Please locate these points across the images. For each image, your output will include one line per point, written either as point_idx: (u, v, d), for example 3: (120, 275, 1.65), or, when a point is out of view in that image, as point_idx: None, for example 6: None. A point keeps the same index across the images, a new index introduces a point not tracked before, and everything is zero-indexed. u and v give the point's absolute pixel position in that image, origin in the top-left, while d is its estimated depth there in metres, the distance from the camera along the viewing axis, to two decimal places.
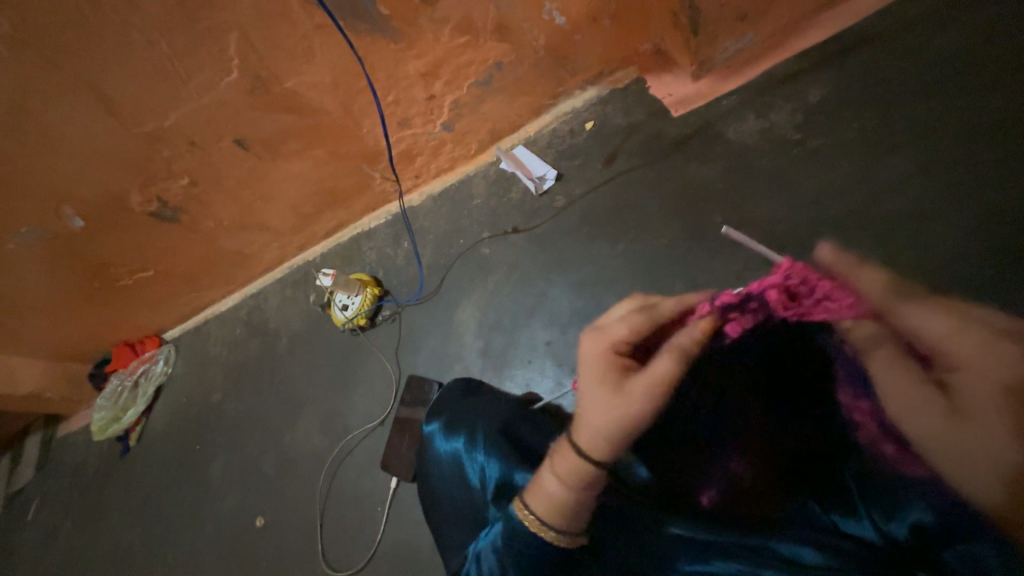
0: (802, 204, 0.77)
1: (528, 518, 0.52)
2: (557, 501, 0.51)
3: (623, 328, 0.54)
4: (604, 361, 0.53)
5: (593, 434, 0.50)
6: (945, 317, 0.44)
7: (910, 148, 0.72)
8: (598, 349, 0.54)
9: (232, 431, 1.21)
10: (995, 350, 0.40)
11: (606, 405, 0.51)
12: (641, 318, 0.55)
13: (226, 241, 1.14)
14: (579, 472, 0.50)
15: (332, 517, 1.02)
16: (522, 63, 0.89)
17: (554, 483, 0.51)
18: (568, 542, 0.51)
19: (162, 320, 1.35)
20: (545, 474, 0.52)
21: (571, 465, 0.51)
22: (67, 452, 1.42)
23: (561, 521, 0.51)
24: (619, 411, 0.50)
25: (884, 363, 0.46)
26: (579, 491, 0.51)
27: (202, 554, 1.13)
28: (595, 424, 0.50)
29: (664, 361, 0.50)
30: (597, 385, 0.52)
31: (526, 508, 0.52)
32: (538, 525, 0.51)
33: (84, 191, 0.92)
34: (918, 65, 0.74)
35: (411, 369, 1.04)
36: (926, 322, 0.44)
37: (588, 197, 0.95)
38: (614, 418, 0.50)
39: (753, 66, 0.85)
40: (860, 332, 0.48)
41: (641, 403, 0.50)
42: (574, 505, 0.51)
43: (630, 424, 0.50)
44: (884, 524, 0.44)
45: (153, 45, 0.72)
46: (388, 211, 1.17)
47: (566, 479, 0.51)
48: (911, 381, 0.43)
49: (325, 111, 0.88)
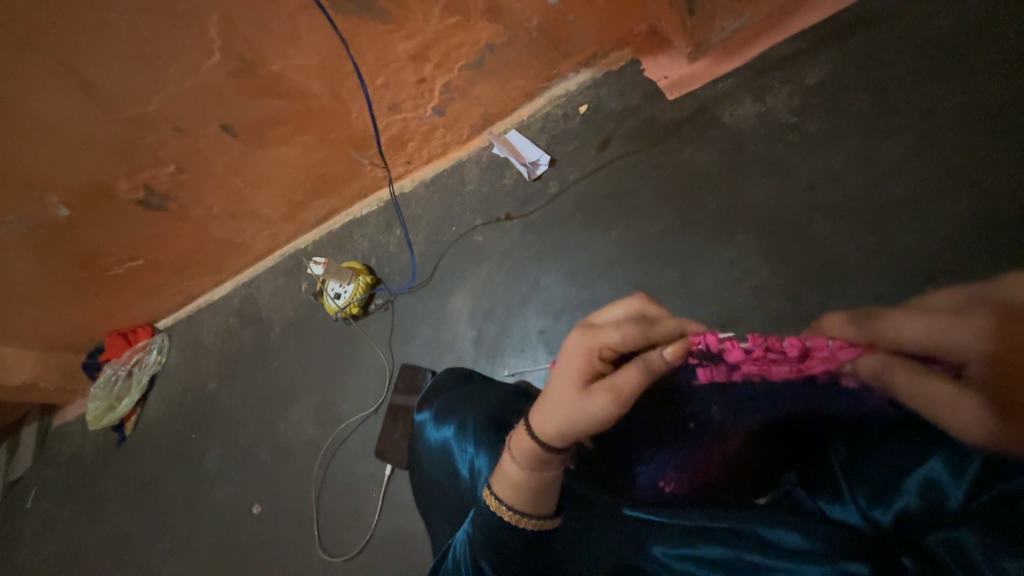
0: (797, 190, 0.76)
1: (491, 500, 0.53)
2: (516, 482, 0.52)
3: (615, 335, 0.49)
4: (583, 363, 0.51)
5: (552, 425, 0.50)
6: (919, 315, 0.42)
7: (907, 131, 0.71)
8: (583, 346, 0.51)
9: (227, 419, 1.21)
10: (964, 321, 0.38)
11: (569, 403, 0.50)
12: (637, 327, 0.49)
13: (216, 229, 1.12)
14: (533, 456, 0.51)
15: (326, 504, 1.03)
16: (514, 44, 0.86)
17: (512, 465, 0.53)
18: (530, 524, 0.51)
19: (154, 309, 1.34)
20: (505, 457, 0.54)
21: (526, 447, 0.52)
22: (64, 441, 1.43)
23: (519, 501, 0.52)
24: (576, 410, 0.49)
25: (910, 390, 0.41)
26: (536, 472, 0.52)
27: (199, 541, 1.14)
28: (552, 415, 0.51)
29: (630, 373, 0.48)
30: (564, 382, 0.51)
31: (491, 492, 0.54)
32: (500, 506, 0.52)
33: (69, 179, 0.90)
34: (918, 46, 0.72)
35: (404, 358, 1.03)
36: (905, 329, 0.42)
37: (581, 183, 0.93)
38: (570, 415, 0.49)
39: (751, 46, 0.83)
40: (865, 364, 0.45)
41: (599, 410, 0.48)
42: (531, 487, 0.51)
43: (587, 425, 0.49)
44: (869, 510, 0.43)
45: (133, 26, 0.70)
46: (380, 197, 1.15)
47: (522, 460, 0.52)
48: (939, 393, 0.39)
49: (313, 95, 0.86)
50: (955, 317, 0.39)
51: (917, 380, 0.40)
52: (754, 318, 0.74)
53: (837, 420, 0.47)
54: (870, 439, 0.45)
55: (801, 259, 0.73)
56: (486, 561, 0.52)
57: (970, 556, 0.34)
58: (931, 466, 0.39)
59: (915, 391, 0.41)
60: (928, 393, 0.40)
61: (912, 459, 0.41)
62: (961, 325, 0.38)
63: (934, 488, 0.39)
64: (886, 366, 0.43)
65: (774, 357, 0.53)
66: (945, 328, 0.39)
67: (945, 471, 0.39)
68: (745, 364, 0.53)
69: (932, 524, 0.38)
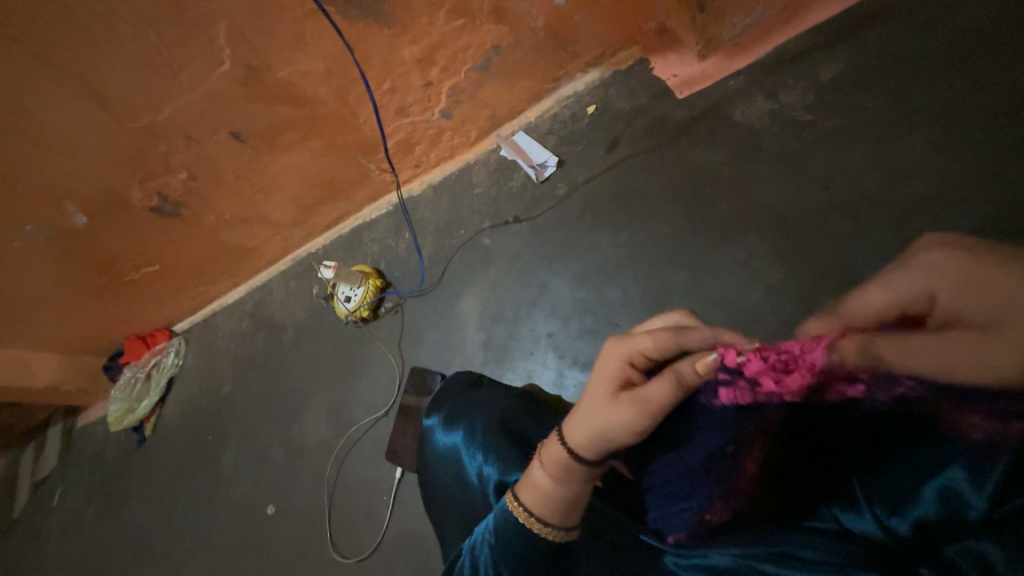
0: (812, 189, 0.74)
1: (517, 508, 0.52)
2: (544, 492, 0.52)
3: (647, 341, 0.49)
4: (616, 371, 0.50)
5: (583, 434, 0.50)
6: (876, 288, 0.43)
7: (929, 127, 0.68)
8: (616, 352, 0.50)
9: (241, 421, 1.23)
10: (923, 267, 0.39)
11: (600, 413, 0.49)
12: (669, 334, 0.48)
13: (229, 235, 1.14)
14: (564, 465, 0.51)
15: (339, 505, 1.04)
16: (521, 45, 0.85)
17: (540, 472, 0.52)
18: (558, 535, 0.51)
19: (171, 313, 1.37)
20: (534, 465, 0.53)
21: (556, 455, 0.52)
22: (87, 441, 1.47)
23: (547, 512, 0.51)
24: (607, 420, 0.49)
25: (902, 355, 0.39)
26: (565, 483, 0.51)
27: (216, 541, 1.16)
28: (583, 425, 0.50)
29: (660, 385, 0.46)
30: (596, 389, 0.51)
31: (517, 499, 0.53)
32: (526, 515, 0.52)
33: (85, 188, 0.92)
34: (939, 37, 0.70)
35: (414, 361, 1.04)
36: (867, 301, 0.43)
37: (590, 185, 0.92)
38: (599, 423, 0.49)
39: (762, 43, 0.81)
40: (848, 351, 0.41)
41: (628, 419, 0.48)
42: (559, 497, 0.51)
43: (617, 436, 0.49)
44: (886, 519, 0.41)
45: (143, 37, 0.70)
46: (389, 201, 1.15)
47: (551, 469, 0.52)
48: (930, 345, 0.37)
49: (320, 101, 0.86)
50: (905, 279, 0.40)
51: (900, 342, 0.39)
52: (767, 321, 0.72)
53: (861, 432, 0.43)
54: (886, 447, 0.42)
55: (817, 260, 0.71)
56: (506, 566, 0.52)
57: (990, 564, 0.33)
58: (951, 473, 0.37)
59: (907, 356, 0.38)
60: (925, 347, 0.38)
61: (933, 471, 0.38)
62: (917, 272, 0.40)
63: (953, 496, 0.37)
64: (867, 344, 0.41)
65: (788, 364, 0.44)
66: (903, 284, 0.40)
67: (965, 481, 0.36)
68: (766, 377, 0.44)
69: (951, 533, 0.37)
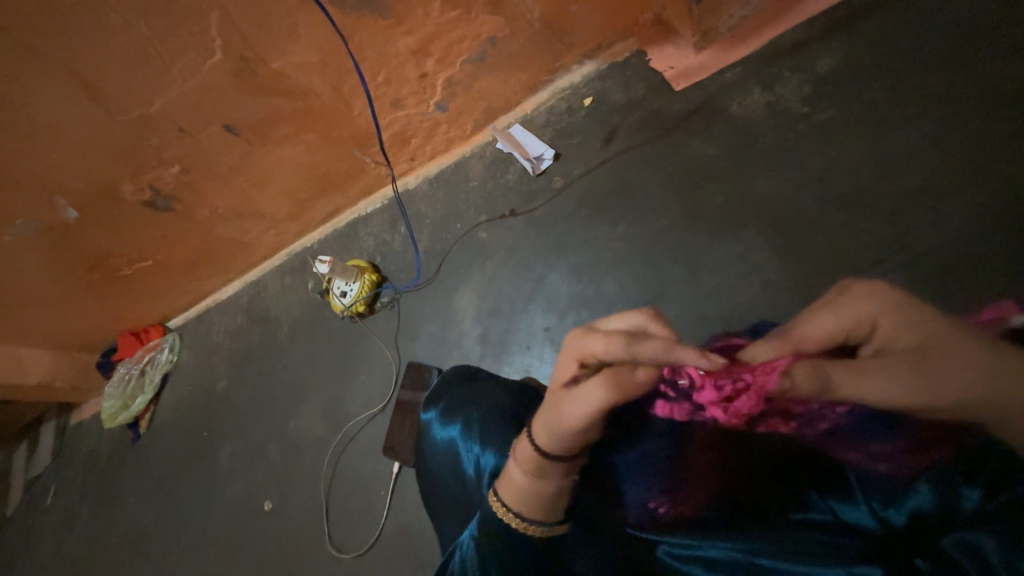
0: (808, 181, 0.74)
1: (497, 505, 0.53)
2: (520, 489, 0.51)
3: (598, 344, 0.46)
4: (568, 368, 0.49)
5: (536, 427, 0.51)
6: (822, 312, 0.41)
7: (925, 118, 0.68)
8: (570, 350, 0.49)
9: (237, 417, 1.23)
10: (867, 299, 0.40)
11: (547, 407, 0.49)
12: (621, 338, 0.45)
13: (222, 229, 1.13)
14: (537, 462, 0.50)
15: (336, 501, 1.04)
16: (516, 37, 0.85)
17: (517, 471, 0.51)
18: (537, 532, 0.50)
19: (165, 309, 1.36)
20: (511, 464, 0.52)
21: (525, 452, 0.51)
22: (81, 438, 1.46)
23: (524, 508, 0.51)
24: (550, 417, 0.48)
25: (855, 383, 0.38)
26: (542, 479, 0.50)
27: (212, 538, 1.16)
28: (538, 416, 0.51)
29: (592, 392, 0.44)
30: (554, 382, 0.51)
31: (497, 496, 0.53)
32: (508, 514, 0.51)
33: (76, 183, 0.91)
34: (936, 28, 0.70)
35: (410, 356, 1.03)
36: (818, 322, 0.41)
37: (586, 178, 0.92)
38: (546, 418, 0.49)
39: (759, 34, 0.81)
40: (802, 374, 0.38)
41: (566, 421, 0.47)
42: (535, 494, 0.50)
43: (558, 434, 0.48)
44: (881, 510, 0.41)
45: (133, 26, 0.69)
46: (384, 195, 1.15)
47: (526, 467, 0.51)
48: (889, 374, 0.37)
49: (315, 93, 0.85)
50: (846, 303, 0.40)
51: (859, 371, 0.38)
52: (764, 313, 0.72)
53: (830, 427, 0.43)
54: (865, 441, 0.41)
55: (814, 253, 0.71)
56: (493, 565, 0.51)
57: (985, 554, 0.33)
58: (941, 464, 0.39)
59: (865, 388, 0.38)
60: (876, 377, 0.37)
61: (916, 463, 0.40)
62: (852, 305, 0.40)
63: (944, 485, 0.39)
64: (821, 369, 0.38)
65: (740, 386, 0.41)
66: (845, 313, 0.40)
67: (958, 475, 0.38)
68: (708, 399, 0.43)
69: (945, 524, 0.38)
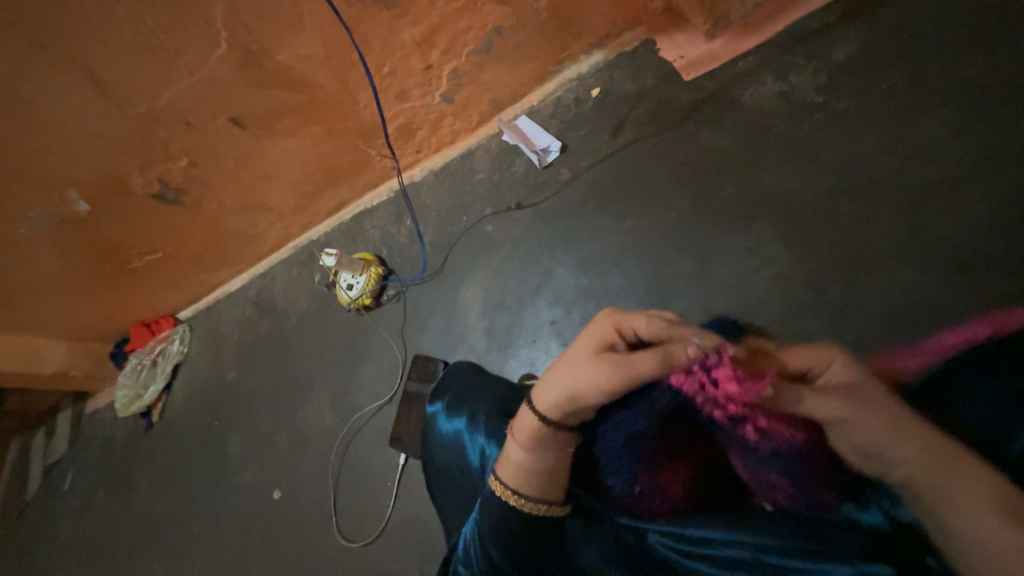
0: (820, 173, 0.72)
1: (497, 482, 0.57)
2: (516, 464, 0.56)
3: (643, 321, 0.54)
4: (605, 335, 0.54)
5: (558, 387, 0.54)
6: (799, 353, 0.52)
7: (946, 108, 0.66)
8: (610, 321, 0.55)
9: (246, 407, 1.24)
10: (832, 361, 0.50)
11: (578, 367, 0.53)
12: (664, 320, 0.54)
13: (230, 222, 1.14)
14: (533, 436, 0.55)
15: (343, 490, 1.05)
16: (523, 27, 0.83)
17: (514, 448, 0.57)
18: (533, 507, 0.55)
19: (175, 300, 1.38)
20: (509, 442, 0.58)
21: (522, 429, 0.56)
22: (96, 427, 1.49)
23: (520, 481, 0.55)
24: (584, 376, 0.52)
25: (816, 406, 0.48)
26: (537, 453, 0.55)
27: (224, 525, 1.18)
28: (561, 377, 0.54)
29: (648, 357, 0.50)
30: (581, 346, 0.55)
31: (497, 474, 0.58)
32: (504, 491, 0.56)
33: (86, 176, 0.91)
34: (959, 14, 0.67)
35: (416, 349, 1.04)
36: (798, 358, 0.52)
37: (594, 170, 0.91)
38: (577, 378, 0.52)
39: (772, 22, 0.79)
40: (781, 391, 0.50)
41: (606, 379, 0.51)
42: (530, 467, 0.55)
43: (587, 393, 0.52)
44: (892, 509, 0.44)
45: (138, 20, 0.69)
46: (390, 187, 1.14)
47: (523, 442, 0.56)
48: (844, 404, 0.46)
49: (320, 85, 0.85)
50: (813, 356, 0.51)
51: (819, 394, 0.48)
52: (773, 309, 0.71)
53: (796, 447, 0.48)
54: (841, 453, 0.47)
55: (826, 247, 0.70)
56: (493, 542, 0.55)
57: None
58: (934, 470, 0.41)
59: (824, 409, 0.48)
60: (831, 399, 0.47)
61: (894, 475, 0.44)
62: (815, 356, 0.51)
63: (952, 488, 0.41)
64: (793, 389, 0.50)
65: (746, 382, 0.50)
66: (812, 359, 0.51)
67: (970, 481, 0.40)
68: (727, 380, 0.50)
69: None
